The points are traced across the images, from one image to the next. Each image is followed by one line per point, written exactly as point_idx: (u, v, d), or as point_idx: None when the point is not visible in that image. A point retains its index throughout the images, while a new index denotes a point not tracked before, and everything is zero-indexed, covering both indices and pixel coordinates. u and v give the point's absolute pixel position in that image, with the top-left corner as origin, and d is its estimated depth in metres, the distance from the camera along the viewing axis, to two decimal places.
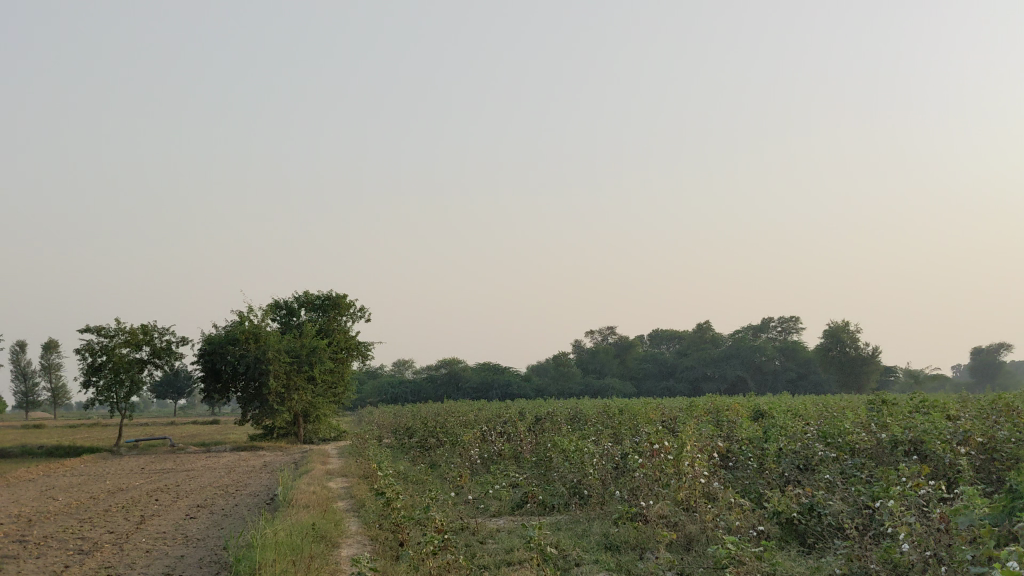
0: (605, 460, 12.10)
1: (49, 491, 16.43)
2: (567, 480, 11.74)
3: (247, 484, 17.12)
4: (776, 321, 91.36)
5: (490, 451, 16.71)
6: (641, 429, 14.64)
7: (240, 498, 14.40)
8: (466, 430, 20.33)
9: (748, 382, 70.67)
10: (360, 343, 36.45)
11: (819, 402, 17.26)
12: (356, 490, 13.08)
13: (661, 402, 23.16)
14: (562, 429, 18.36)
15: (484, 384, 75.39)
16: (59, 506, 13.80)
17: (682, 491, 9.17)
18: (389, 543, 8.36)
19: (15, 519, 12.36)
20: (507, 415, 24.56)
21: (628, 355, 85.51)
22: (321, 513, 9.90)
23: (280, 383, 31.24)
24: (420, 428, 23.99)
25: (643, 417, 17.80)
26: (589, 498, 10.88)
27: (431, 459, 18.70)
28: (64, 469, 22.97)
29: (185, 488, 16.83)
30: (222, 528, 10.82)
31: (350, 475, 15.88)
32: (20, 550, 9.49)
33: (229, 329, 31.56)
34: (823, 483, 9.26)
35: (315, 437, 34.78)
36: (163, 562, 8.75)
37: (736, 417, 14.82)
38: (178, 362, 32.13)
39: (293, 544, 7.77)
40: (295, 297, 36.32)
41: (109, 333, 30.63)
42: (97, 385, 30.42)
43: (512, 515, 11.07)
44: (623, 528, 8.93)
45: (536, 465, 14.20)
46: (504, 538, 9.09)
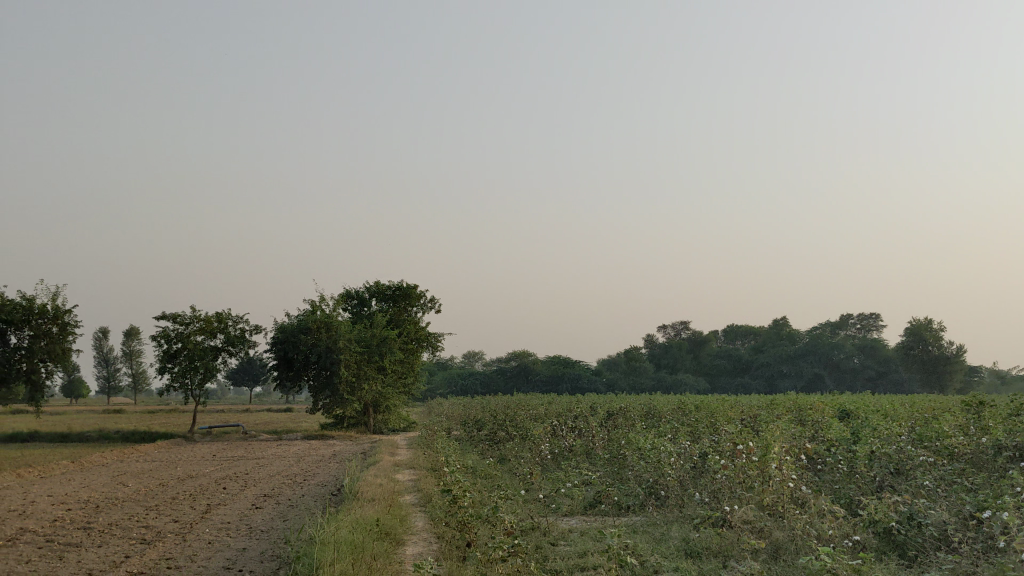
0: (684, 460, 11.53)
1: (121, 477, 16.46)
2: (643, 480, 11.19)
3: (316, 475, 16.95)
4: (856, 317, 88.94)
5: (562, 447, 16.24)
6: (720, 428, 14.00)
7: (307, 489, 14.20)
8: (537, 424, 19.90)
9: (825, 380, 68.88)
10: (430, 335, 36.31)
11: (907, 402, 16.37)
12: (424, 484, 12.72)
13: (738, 400, 22.41)
14: (635, 426, 17.79)
15: (555, 378, 74.95)
16: (127, 493, 13.74)
17: (768, 496, 8.55)
18: (457, 542, 7.94)
19: (83, 504, 12.30)
20: (578, 409, 24.07)
21: (701, 350, 84.15)
22: (387, 508, 9.54)
23: (351, 373, 31.15)
24: (490, 421, 23.64)
25: (721, 414, 17.14)
26: (668, 500, 10.32)
27: (501, 453, 18.30)
28: (138, 454, 23.18)
29: (254, 477, 16.72)
30: (287, 521, 10.54)
31: (418, 468, 15.57)
32: (82, 538, 9.32)
33: (301, 318, 31.65)
34: (923, 489, 8.51)
35: (385, 428, 34.65)
36: (225, 555, 8.45)
37: (820, 417, 14.08)
38: (251, 350, 32.37)
39: (356, 542, 7.40)
40: (365, 287, 36.35)
41: (184, 320, 30.98)
42: (173, 372, 30.80)
43: (585, 515, 10.57)
44: (704, 534, 8.34)
45: (610, 463, 13.68)
46: (576, 541, 8.59)
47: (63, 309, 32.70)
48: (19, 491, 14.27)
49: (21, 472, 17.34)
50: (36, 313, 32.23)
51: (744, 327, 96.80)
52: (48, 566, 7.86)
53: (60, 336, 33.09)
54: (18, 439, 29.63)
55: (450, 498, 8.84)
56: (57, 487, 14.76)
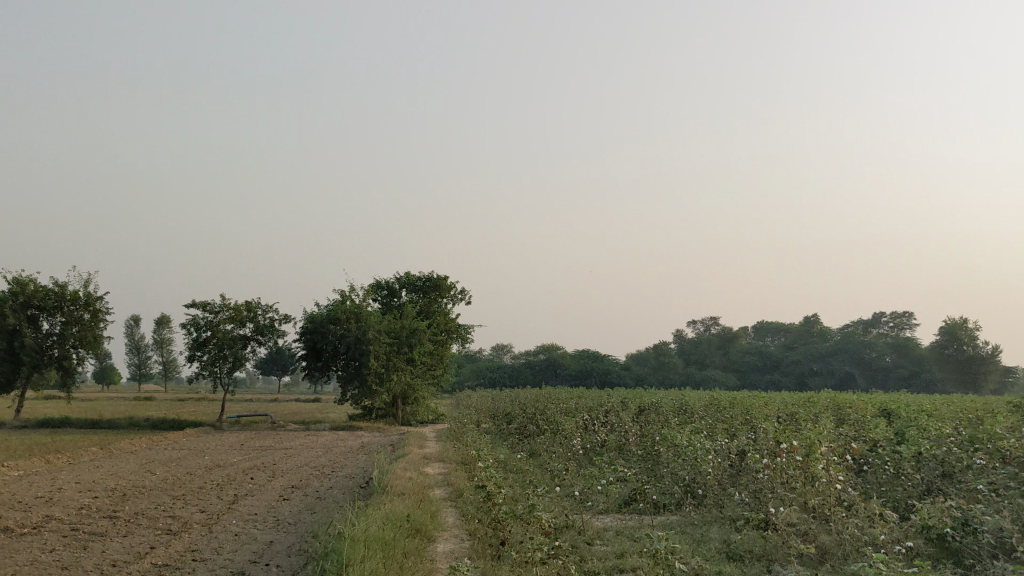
0: (723, 458, 11.19)
1: (149, 464, 16.38)
2: (680, 477, 10.88)
3: (344, 466, 16.78)
4: (889, 316, 87.74)
5: (594, 442, 15.95)
6: (759, 426, 13.64)
7: (335, 481, 14.01)
8: (568, 419, 19.61)
9: (857, 378, 67.97)
10: (460, 326, 36.10)
11: (950, 401, 15.90)
12: (454, 478, 12.49)
13: (774, 397, 21.98)
14: (669, 421, 17.44)
15: (583, 372, 74.60)
16: (155, 481, 13.61)
17: (814, 498, 8.21)
18: (490, 540, 7.68)
19: (110, 492, 12.17)
20: (609, 404, 23.73)
21: (732, 346, 83.40)
22: (417, 502, 9.29)
23: (380, 364, 31.00)
24: (520, 415, 23.37)
25: (758, 411, 16.74)
26: (706, 499, 10.00)
27: (532, 447, 18.04)
28: (167, 442, 23.16)
29: (282, 467, 16.56)
30: (315, 513, 10.33)
31: (448, 462, 15.34)
32: (107, 527, 9.16)
33: (331, 308, 31.57)
34: (976, 493, 8.11)
35: (413, 420, 34.48)
36: (251, 548, 8.24)
37: (862, 415, 13.67)
38: (280, 340, 32.33)
39: (386, 539, 7.15)
40: (395, 278, 36.21)
41: (214, 309, 31.00)
42: (202, 360, 30.84)
43: (620, 513, 10.28)
44: (746, 536, 8.02)
45: (644, 460, 13.37)
46: (613, 541, 8.30)
47: (95, 296, 32.84)
48: (47, 477, 14.19)
49: (50, 458, 17.32)
50: (69, 300, 32.39)
51: (775, 324, 95.85)
52: (71, 556, 7.68)
53: (92, 323, 33.24)
54: (49, 425, 29.79)
55: (483, 494, 8.57)
56: (86, 474, 14.68)
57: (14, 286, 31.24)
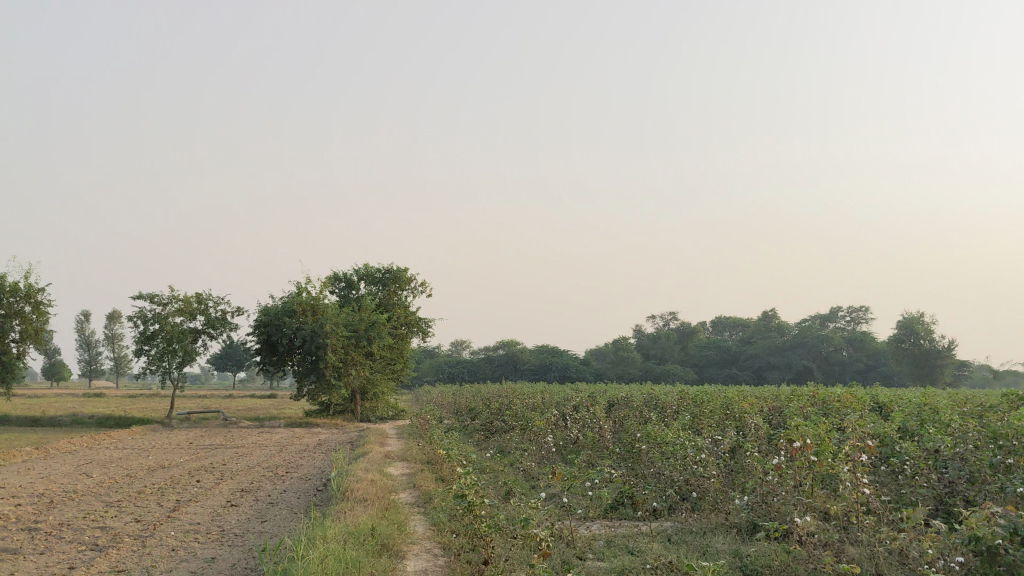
0: (718, 458, 10.24)
1: (85, 466, 15.09)
2: (672, 479, 9.88)
3: (299, 466, 15.59)
4: (846, 309, 88.06)
5: (568, 440, 14.97)
6: (749, 421, 12.74)
7: (290, 483, 12.87)
8: (536, 414, 18.61)
9: (815, 372, 68.03)
10: (420, 320, 34.94)
11: (939, 395, 15.13)
12: (421, 480, 11.43)
13: (747, 391, 21.16)
14: (645, 417, 16.51)
15: (543, 367, 73.78)
16: (89, 485, 12.36)
17: (835, 504, 7.25)
18: (470, 559, 6.58)
19: (36, 499, 10.89)
20: (576, 398, 22.82)
21: (690, 340, 83.07)
22: (381, 511, 8.21)
23: (338, 358, 29.77)
24: (484, 411, 22.35)
25: (738, 405, 15.90)
26: (705, 503, 9.04)
27: (500, 445, 17.03)
28: (108, 441, 21.78)
29: (232, 468, 15.32)
30: (266, 523, 9.18)
31: (412, 462, 14.24)
32: (24, 543, 7.93)
33: (286, 300, 30.19)
34: (1014, 496, 7.19)
35: (372, 416, 33.26)
36: (189, 567, 7.08)
37: (856, 409, 12.85)
38: (234, 333, 30.95)
39: (347, 559, 6.02)
40: (353, 270, 35.00)
41: (163, 300, 29.55)
42: (150, 354, 29.38)
43: (608, 518, 9.27)
44: (762, 549, 7.05)
45: (626, 462, 12.41)
46: (610, 554, 7.28)
47: (35, 287, 31.19)
48: None
49: None
50: (8, 292, 30.69)
51: (733, 318, 95.86)
52: None
53: (33, 317, 31.57)
54: None
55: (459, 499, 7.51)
56: (12, 477, 13.35)
57: None
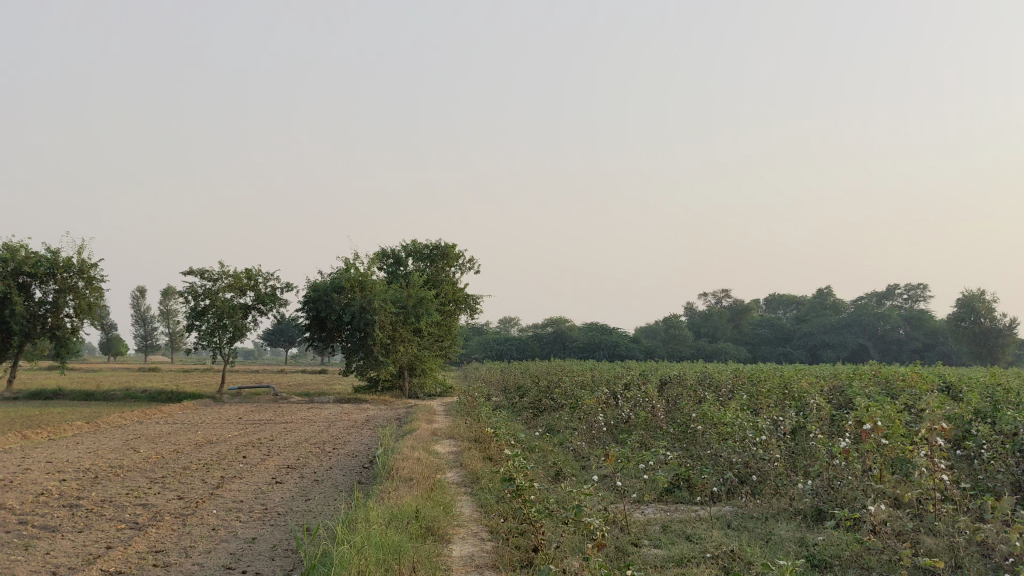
0: (779, 441, 9.76)
1: (133, 441, 15.04)
2: (731, 461, 9.44)
3: (346, 443, 15.39)
4: (903, 287, 86.03)
5: (619, 419, 14.56)
6: (810, 402, 12.22)
7: (336, 460, 12.65)
8: (586, 393, 18.21)
9: (871, 351, 66.61)
10: (468, 297, 34.68)
11: (1009, 376, 14.45)
12: (469, 459, 11.12)
13: (805, 370, 20.52)
14: (699, 397, 16.01)
15: (592, 344, 73.30)
16: (136, 460, 12.25)
17: (909, 491, 6.79)
18: (519, 545, 6.23)
19: (80, 474, 10.78)
20: (627, 376, 22.36)
21: (743, 318, 81.82)
22: (427, 492, 7.91)
23: (386, 334, 29.64)
24: (533, 388, 22.00)
25: (796, 385, 15.34)
26: (767, 488, 8.59)
27: (549, 423, 16.68)
28: (159, 415, 21.86)
29: (278, 444, 15.16)
30: (310, 502, 8.93)
31: (460, 440, 13.95)
32: (63, 520, 7.76)
33: (334, 276, 30.09)
34: None
35: (421, 393, 33.15)
36: (229, 548, 6.82)
37: (922, 390, 12.27)
38: (283, 309, 30.98)
39: (391, 542, 5.70)
40: (401, 247, 34.81)
41: (213, 276, 29.62)
42: (201, 329, 29.52)
43: (663, 501, 8.86)
44: (830, 539, 6.60)
45: (680, 443, 11.97)
46: (667, 542, 6.90)
47: (88, 263, 31.49)
48: (15, 456, 12.82)
49: (27, 433, 15.99)
50: (62, 267, 31.03)
51: (786, 296, 94.25)
52: (4, 562, 6.25)
53: (87, 292, 31.92)
54: (40, 397, 28.52)
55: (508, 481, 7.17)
56: (60, 452, 13.32)
57: (4, 252, 29.86)
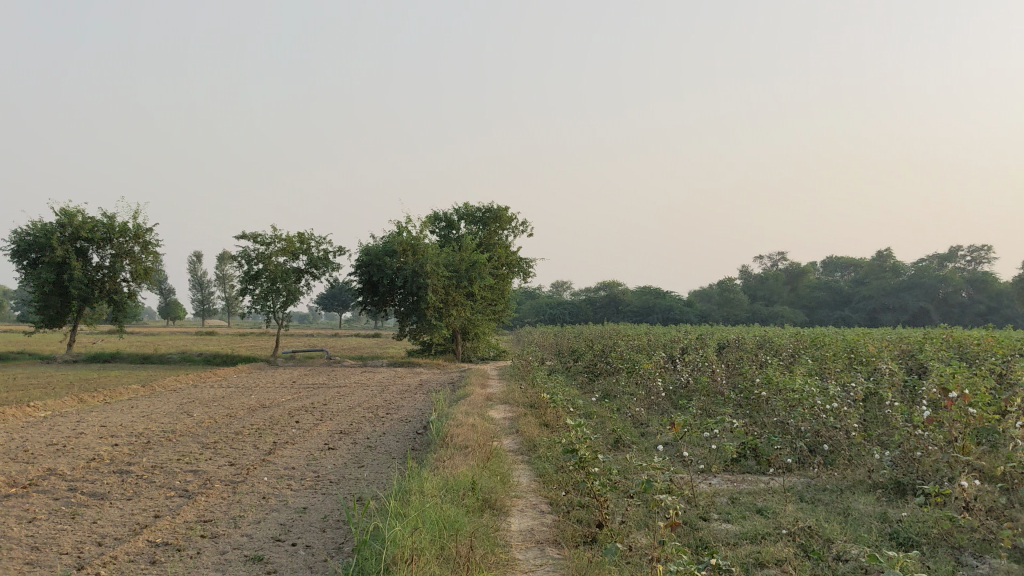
0: (852, 409, 9.24)
1: (188, 405, 14.99)
2: (801, 430, 8.94)
3: (400, 407, 15.19)
4: (967, 248, 83.56)
5: (678, 384, 14.11)
6: (881, 367, 11.67)
7: (390, 425, 12.43)
8: (643, 356, 17.78)
9: (932, 314, 64.95)
10: (522, 260, 34.31)
11: None
12: (525, 425, 10.80)
13: (872, 334, 19.81)
14: (762, 362, 15.49)
15: (645, 308, 72.62)
16: (189, 425, 12.15)
17: (1004, 465, 6.28)
18: (580, 519, 5.87)
19: (133, 439, 10.68)
20: (685, 340, 21.84)
21: (800, 281, 80.27)
22: (483, 461, 7.59)
23: (438, 298, 29.40)
24: (588, 352, 21.63)
25: (864, 350, 14.74)
26: (842, 459, 8.11)
27: (606, 388, 16.31)
28: (214, 378, 21.95)
29: (331, 409, 14.99)
30: (363, 469, 8.67)
31: (516, 405, 13.64)
32: (112, 487, 7.59)
33: (387, 240, 29.89)
34: None
35: (474, 356, 32.97)
36: (278, 519, 6.57)
37: (1003, 355, 11.62)
38: (336, 273, 30.93)
39: (446, 515, 5.37)
40: (454, 210, 34.52)
41: (266, 240, 29.61)
42: (255, 293, 29.60)
43: (730, 471, 8.42)
44: (916, 516, 6.13)
45: (745, 411, 11.50)
46: (738, 516, 6.49)
47: (144, 228, 31.74)
48: (71, 420, 12.82)
49: (85, 396, 16.07)
50: (118, 232, 31.32)
51: (845, 259, 92.30)
52: (50, 531, 6.06)
53: (142, 256, 32.23)
54: (99, 360, 28.92)
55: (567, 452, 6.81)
56: (115, 415, 13.31)
57: (61, 218, 30.20)
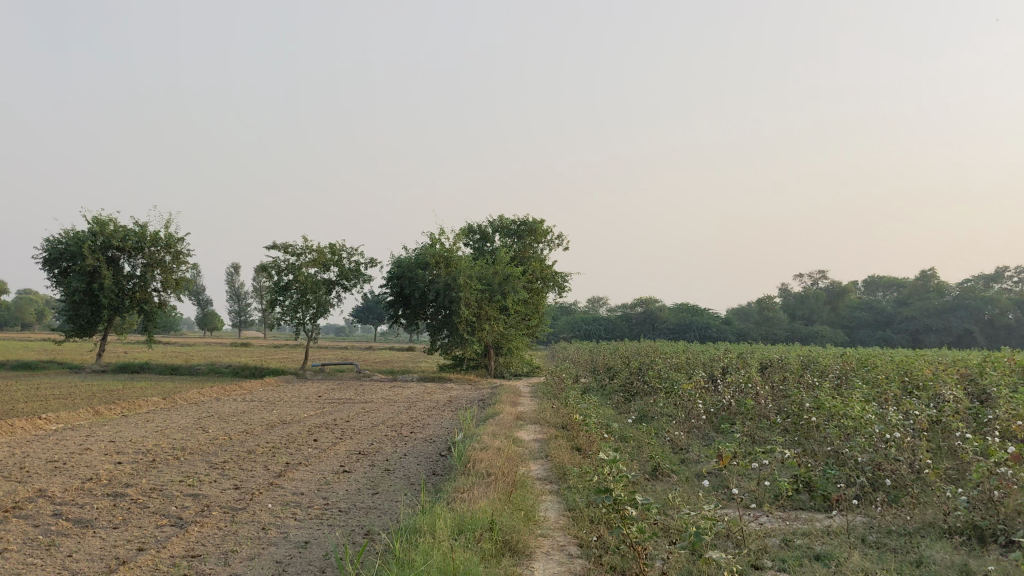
0: (916, 440, 8.39)
1: (204, 420, 14.40)
2: (860, 463, 8.13)
3: (425, 426, 14.46)
4: (1013, 269, 81.59)
5: (719, 406, 13.28)
6: (942, 393, 10.79)
7: (412, 445, 11.73)
8: (682, 377, 16.94)
9: (978, 336, 63.20)
10: (557, 275, 33.55)
11: None
12: (555, 450, 10.05)
13: (924, 355, 18.80)
14: (808, 384, 14.61)
15: (682, 325, 71.52)
16: (201, 442, 11.53)
17: None
18: (614, 568, 5.09)
19: (138, 457, 10.08)
20: (725, 359, 20.96)
21: (840, 300, 78.70)
22: (507, 492, 6.86)
23: (471, 313, 28.72)
24: (624, 370, 20.82)
25: (919, 374, 13.82)
26: (909, 499, 7.28)
27: (642, 409, 15.50)
28: (239, 392, 21.41)
29: (353, 426, 14.32)
30: (377, 497, 7.97)
31: (546, 426, 12.88)
32: (101, 513, 6.94)
33: (420, 252, 29.31)
34: None
35: (506, 372, 32.25)
36: (274, 556, 5.85)
37: None
38: (367, 285, 30.41)
39: (457, 562, 4.62)
40: (488, 222, 33.88)
41: (297, 252, 29.16)
42: (284, 305, 29.16)
43: (781, 508, 7.60)
44: (1006, 571, 5.29)
45: (793, 439, 10.67)
46: (795, 564, 5.68)
47: (175, 237, 31.48)
48: (80, 433, 12.26)
49: (101, 408, 15.55)
50: (149, 241, 31.04)
51: (887, 278, 90.51)
52: (18, 566, 5.41)
53: (173, 266, 31.92)
54: (127, 371, 28.56)
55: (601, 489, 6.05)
56: (126, 430, 12.73)
57: (93, 226, 29.96)
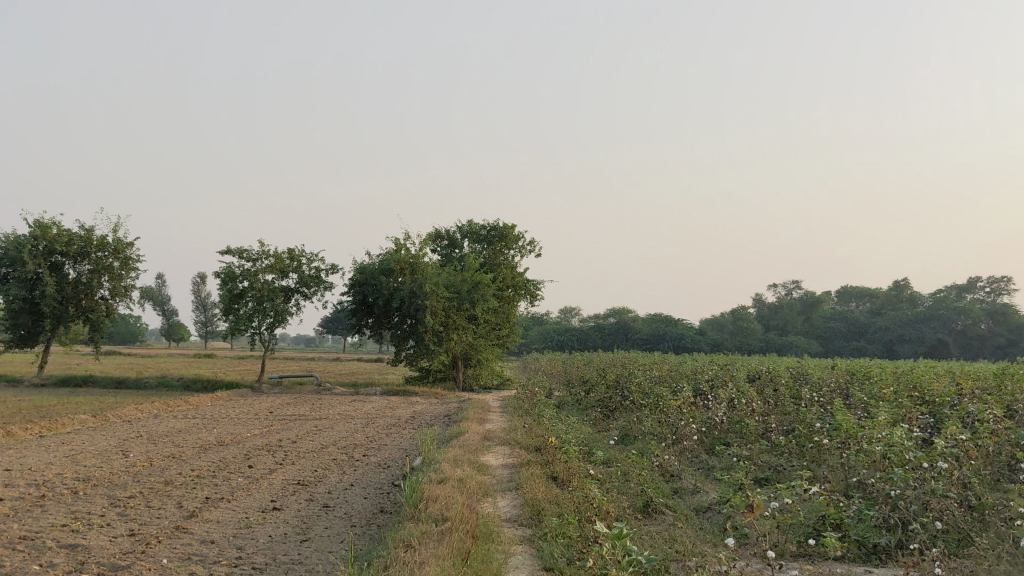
0: (964, 475, 6.93)
1: (127, 442, 12.69)
2: (901, 501, 6.63)
3: (382, 448, 12.88)
4: (986, 279, 81.07)
5: (713, 424, 11.83)
6: (972, 412, 9.38)
7: (362, 472, 10.13)
8: (667, 390, 15.47)
9: (950, 346, 62.10)
10: (529, 282, 32.04)
11: None
12: (525, 479, 8.52)
13: (924, 367, 17.40)
14: (807, 399, 13.12)
15: (656, 336, 70.24)
16: (113, 471, 9.83)
17: None
18: None
19: (27, 492, 8.37)
20: (709, 372, 19.53)
21: (815, 311, 77.86)
22: (465, 547, 5.29)
23: (438, 321, 27.08)
24: (601, 382, 19.33)
25: (931, 387, 12.40)
26: (973, 553, 5.77)
27: (624, 427, 13.98)
28: (183, 407, 19.70)
29: (299, 448, 12.71)
30: (306, 547, 6.36)
31: (519, 449, 11.33)
32: None
33: (384, 258, 27.74)
34: None
35: (476, 385, 30.64)
36: None
37: None
38: (327, 293, 28.72)
39: None
40: (457, 227, 32.36)
41: (252, 257, 27.43)
42: (239, 314, 27.42)
43: (806, 561, 6.09)
44: None
45: (803, 465, 9.23)
46: None
47: (124, 242, 29.63)
48: None
49: (16, 427, 13.78)
50: (96, 245, 29.18)
51: (860, 288, 89.70)
52: None
53: (122, 272, 30.06)
54: (70, 383, 26.70)
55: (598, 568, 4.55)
56: (32, 456, 11.01)
57: (35, 229, 27.99)
